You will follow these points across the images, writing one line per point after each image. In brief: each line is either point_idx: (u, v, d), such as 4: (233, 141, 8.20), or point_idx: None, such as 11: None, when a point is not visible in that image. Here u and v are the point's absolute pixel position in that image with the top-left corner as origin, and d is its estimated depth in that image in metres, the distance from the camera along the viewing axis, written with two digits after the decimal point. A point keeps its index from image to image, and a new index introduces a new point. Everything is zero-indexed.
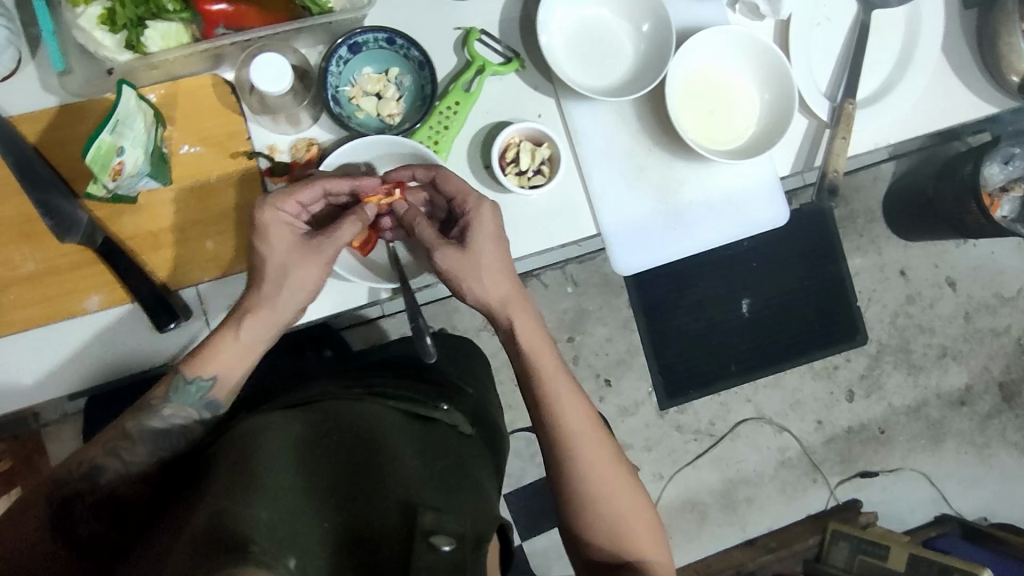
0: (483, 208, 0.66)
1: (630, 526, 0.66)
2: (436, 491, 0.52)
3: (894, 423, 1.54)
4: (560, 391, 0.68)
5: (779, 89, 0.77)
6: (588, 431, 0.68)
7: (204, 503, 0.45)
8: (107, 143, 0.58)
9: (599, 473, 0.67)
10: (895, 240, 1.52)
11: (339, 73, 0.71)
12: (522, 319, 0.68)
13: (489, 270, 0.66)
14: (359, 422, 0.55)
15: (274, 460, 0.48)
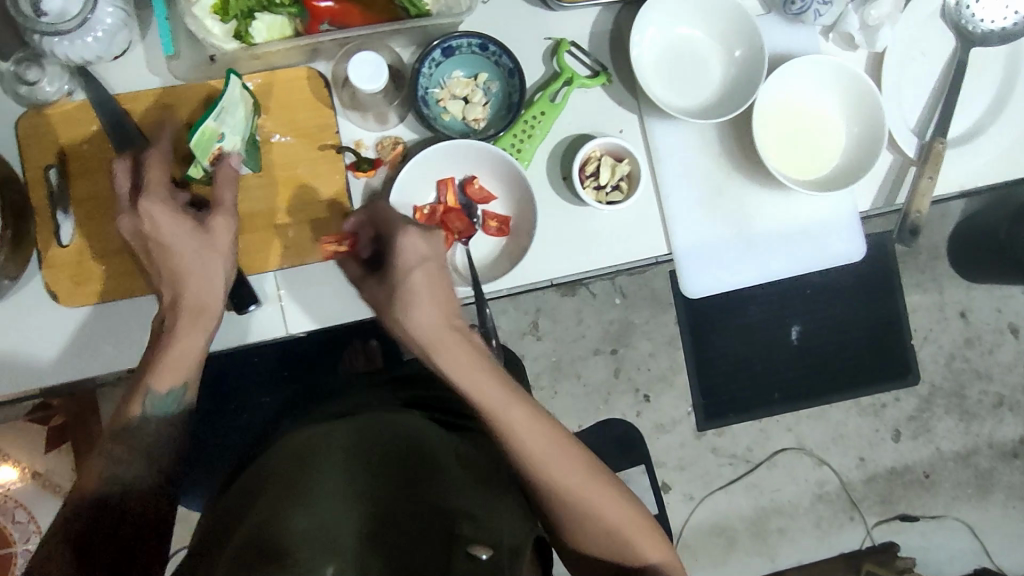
0: (407, 231, 0.59)
1: (627, 532, 0.62)
2: (474, 495, 0.58)
3: (940, 469, 1.49)
4: (515, 417, 0.58)
5: (869, 122, 0.75)
6: (565, 459, 0.59)
7: (257, 510, 0.52)
8: (210, 130, 0.63)
9: (581, 502, 0.60)
10: (958, 280, 1.48)
11: (430, 75, 0.72)
12: (456, 366, 0.57)
13: (426, 315, 0.56)
14: (404, 432, 0.61)
15: (320, 467, 0.55)
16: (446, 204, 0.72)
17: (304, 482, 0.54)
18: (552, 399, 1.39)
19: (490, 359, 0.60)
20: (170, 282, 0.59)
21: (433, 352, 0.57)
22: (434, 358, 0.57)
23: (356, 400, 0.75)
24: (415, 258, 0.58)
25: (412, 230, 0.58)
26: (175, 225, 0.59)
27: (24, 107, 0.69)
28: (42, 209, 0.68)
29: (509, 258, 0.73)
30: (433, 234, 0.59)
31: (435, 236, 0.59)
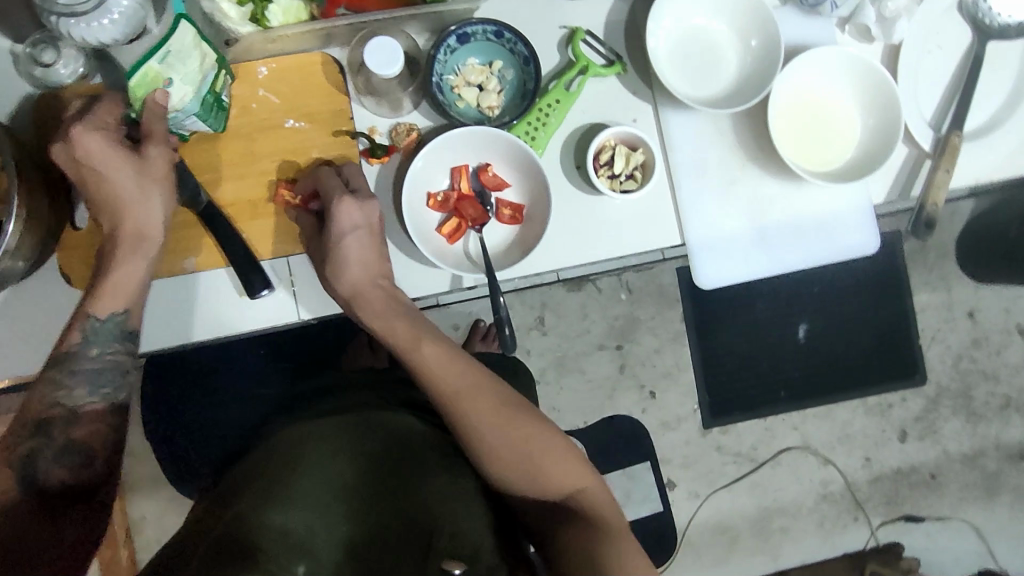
0: (345, 199, 0.67)
1: (544, 467, 0.64)
2: (456, 502, 0.62)
3: (946, 470, 1.48)
4: (424, 352, 0.68)
5: (887, 114, 0.75)
6: (474, 389, 0.66)
7: (237, 506, 0.58)
8: (153, 71, 0.60)
9: (491, 433, 0.64)
10: (966, 280, 1.47)
11: (445, 61, 0.72)
12: (380, 313, 0.69)
13: (359, 266, 0.68)
14: (394, 434, 0.66)
15: (308, 467, 0.61)
16: (460, 191, 0.73)
17: (290, 482, 0.59)
18: (556, 395, 1.39)
19: (409, 305, 0.70)
20: (110, 213, 0.63)
21: (360, 295, 0.68)
22: (355, 305, 0.69)
23: (351, 391, 0.80)
24: (352, 223, 0.67)
25: (346, 198, 0.67)
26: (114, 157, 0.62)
27: (38, 89, 0.69)
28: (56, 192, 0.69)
29: (521, 248, 0.73)
30: (367, 202, 0.68)
31: (365, 200, 0.68)
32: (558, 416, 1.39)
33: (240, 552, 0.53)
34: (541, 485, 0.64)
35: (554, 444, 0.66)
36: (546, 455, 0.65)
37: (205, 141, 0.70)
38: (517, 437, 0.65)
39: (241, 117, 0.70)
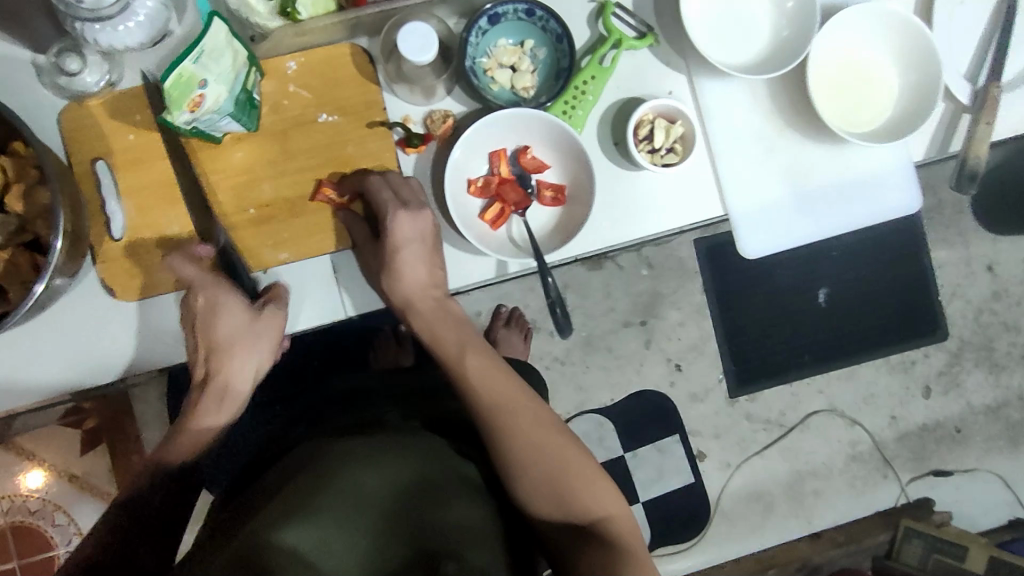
0: (399, 213, 0.66)
1: (575, 489, 0.63)
2: (473, 530, 0.60)
3: (971, 423, 1.48)
4: (470, 365, 0.69)
5: (927, 71, 0.74)
6: (516, 404, 0.67)
7: (254, 520, 0.57)
8: (188, 72, 0.58)
9: (534, 447, 0.65)
10: (984, 234, 1.46)
11: (477, 44, 0.71)
12: (431, 321, 0.70)
13: (414, 277, 0.68)
14: (423, 451, 0.65)
15: (335, 477, 0.60)
16: (500, 175, 0.72)
17: (315, 495, 0.58)
18: (583, 374, 1.37)
19: (460, 315, 0.72)
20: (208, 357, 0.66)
21: (416, 306, 0.69)
22: (408, 313, 0.70)
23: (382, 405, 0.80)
24: (406, 236, 0.67)
25: (402, 213, 0.66)
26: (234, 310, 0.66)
27: (65, 100, 0.67)
28: (94, 203, 0.68)
29: (563, 231, 0.73)
30: (419, 214, 0.67)
31: (422, 214, 0.67)
32: (586, 394, 1.37)
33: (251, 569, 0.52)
34: (570, 508, 0.63)
35: (588, 468, 0.65)
36: (578, 479, 0.64)
37: (238, 141, 0.69)
38: (551, 452, 0.65)
39: (274, 116, 0.69)
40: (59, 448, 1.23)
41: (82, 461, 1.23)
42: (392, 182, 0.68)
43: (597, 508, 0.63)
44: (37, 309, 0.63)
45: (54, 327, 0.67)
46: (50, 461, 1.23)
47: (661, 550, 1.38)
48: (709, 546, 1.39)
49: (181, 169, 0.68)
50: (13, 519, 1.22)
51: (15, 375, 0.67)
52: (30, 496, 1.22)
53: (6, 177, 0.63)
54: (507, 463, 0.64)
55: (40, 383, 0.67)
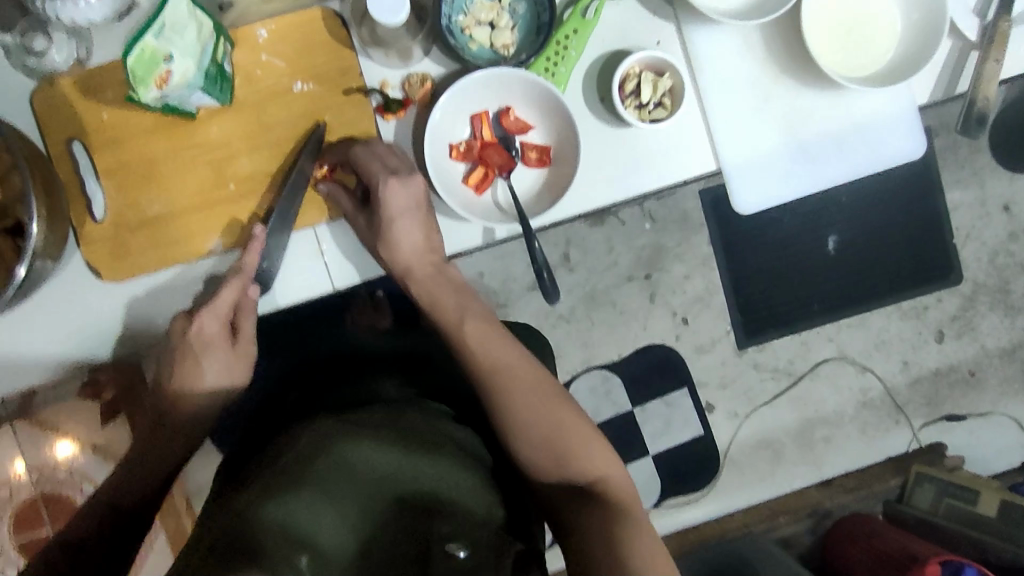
0: (390, 183, 0.64)
1: (573, 449, 0.63)
2: (465, 493, 0.61)
3: (985, 366, 1.46)
4: (470, 330, 0.69)
5: (930, 7, 0.69)
6: (516, 366, 0.67)
7: (245, 498, 0.56)
8: (151, 48, 0.56)
9: (541, 408, 0.65)
10: (1000, 172, 1.41)
11: (452, 1, 0.68)
12: (429, 288, 0.70)
13: (411, 245, 0.68)
14: (409, 426, 0.65)
15: (326, 451, 0.59)
16: (483, 138, 0.70)
17: (307, 470, 0.58)
18: (589, 330, 1.37)
19: (460, 280, 0.71)
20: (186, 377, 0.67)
21: (410, 273, 0.69)
22: (407, 280, 0.70)
23: (372, 378, 0.80)
24: (400, 206, 0.66)
25: (391, 179, 0.65)
26: (214, 344, 0.67)
27: (35, 81, 0.66)
28: (72, 183, 0.67)
29: (550, 194, 0.71)
30: (411, 181, 0.65)
31: (412, 181, 0.66)
32: (592, 351, 1.37)
33: (242, 545, 0.51)
34: (568, 469, 0.63)
35: (586, 430, 0.65)
36: (576, 442, 0.64)
37: (213, 115, 0.67)
38: (552, 413, 0.65)
39: (249, 87, 0.67)
40: (81, 420, 1.24)
41: (106, 432, 1.26)
42: (377, 151, 0.66)
43: (595, 468, 0.63)
44: (22, 294, 0.63)
45: (44, 309, 0.68)
46: (76, 433, 1.25)
47: (671, 501, 1.40)
48: (719, 495, 1.41)
49: (158, 146, 0.67)
50: (43, 488, 1.28)
51: (10, 358, 0.68)
52: (59, 465, 1.26)
53: None
54: (509, 426, 0.65)
55: (37, 365, 0.68)
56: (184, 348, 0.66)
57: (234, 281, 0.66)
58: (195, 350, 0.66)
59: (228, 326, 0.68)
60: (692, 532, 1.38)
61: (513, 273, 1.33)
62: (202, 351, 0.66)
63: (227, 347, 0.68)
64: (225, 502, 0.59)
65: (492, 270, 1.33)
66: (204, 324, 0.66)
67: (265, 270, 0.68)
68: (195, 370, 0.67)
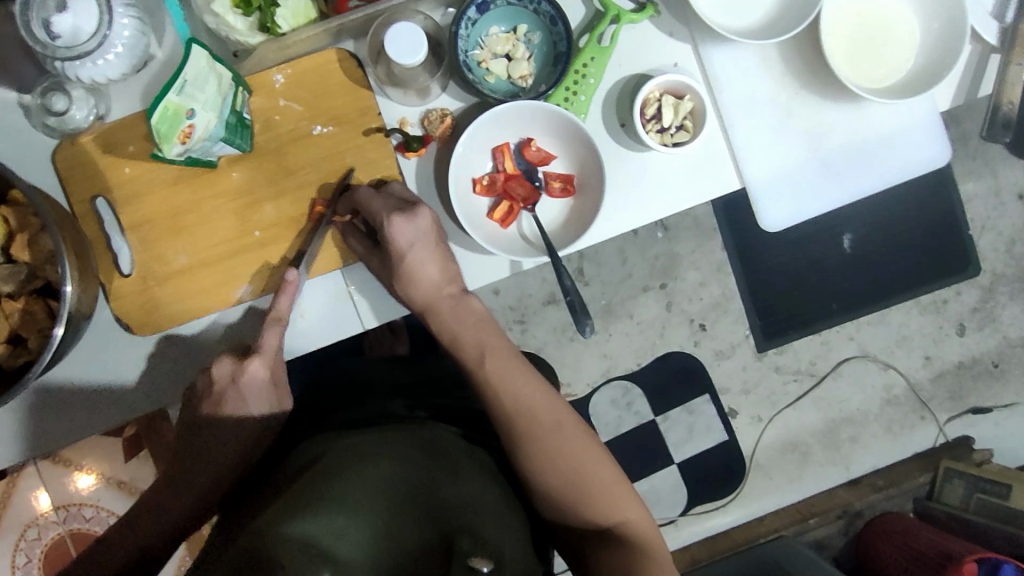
0: (395, 219, 0.63)
1: (593, 488, 0.63)
2: (486, 510, 0.61)
3: (1009, 357, 1.43)
4: (490, 368, 0.66)
5: (950, 15, 0.69)
6: (538, 403, 0.65)
7: (263, 518, 0.54)
8: (173, 106, 0.55)
9: (566, 449, 0.63)
10: (1013, 161, 1.39)
11: (467, 36, 0.68)
12: (450, 325, 0.67)
13: (428, 278, 0.65)
14: (425, 449, 0.65)
15: (340, 476, 0.59)
16: (507, 171, 0.70)
17: (324, 491, 0.56)
18: (608, 341, 1.36)
19: (482, 312, 0.68)
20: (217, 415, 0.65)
21: (430, 308, 0.66)
22: (428, 315, 0.67)
23: (384, 396, 0.79)
24: (408, 240, 0.64)
25: (396, 217, 0.63)
26: (260, 394, 0.66)
27: (56, 138, 0.66)
28: (98, 240, 0.67)
29: (576, 224, 0.71)
30: (417, 215, 0.64)
31: (420, 216, 0.64)
32: (611, 362, 1.36)
33: None
34: (588, 512, 0.63)
35: (609, 468, 0.65)
36: (600, 482, 0.63)
37: (232, 161, 0.67)
38: (578, 451, 0.64)
39: (268, 133, 0.67)
40: (105, 457, 1.25)
41: (128, 468, 1.26)
42: (380, 193, 0.65)
43: (615, 511, 0.63)
44: (59, 356, 0.63)
45: (80, 363, 0.68)
46: (99, 467, 1.26)
47: (698, 508, 1.38)
48: (747, 500, 1.39)
49: (180, 198, 0.67)
50: (70, 526, 1.26)
51: (47, 416, 0.68)
52: (83, 503, 1.26)
53: (10, 227, 0.63)
54: (529, 465, 0.63)
55: (77, 423, 0.68)
56: (234, 393, 0.64)
57: (277, 326, 0.65)
58: (242, 395, 0.64)
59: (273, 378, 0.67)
60: (723, 539, 1.36)
61: (529, 289, 1.33)
62: (249, 398, 0.65)
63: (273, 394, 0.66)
64: (239, 525, 0.57)
65: (507, 288, 1.33)
66: (255, 371, 0.64)
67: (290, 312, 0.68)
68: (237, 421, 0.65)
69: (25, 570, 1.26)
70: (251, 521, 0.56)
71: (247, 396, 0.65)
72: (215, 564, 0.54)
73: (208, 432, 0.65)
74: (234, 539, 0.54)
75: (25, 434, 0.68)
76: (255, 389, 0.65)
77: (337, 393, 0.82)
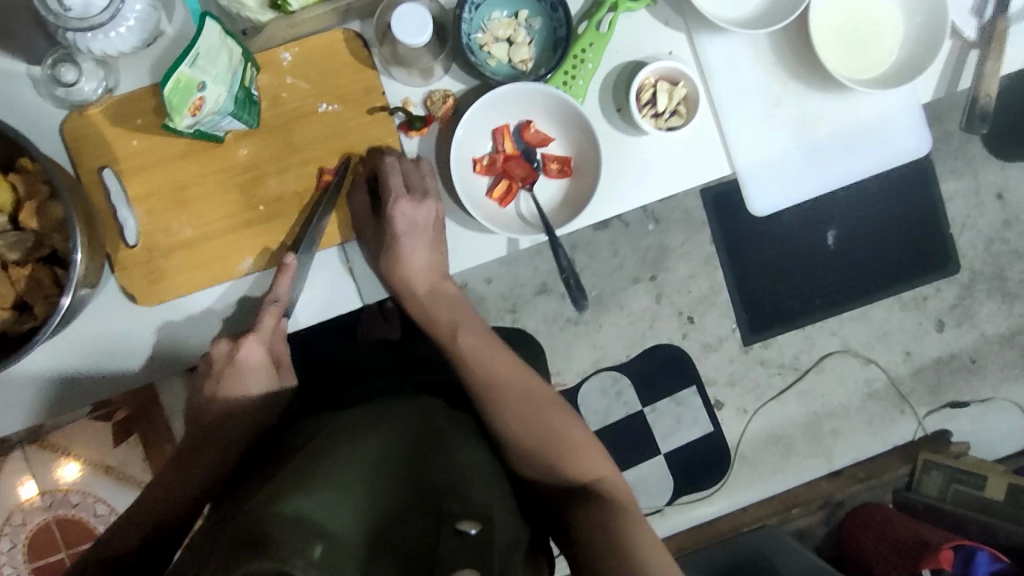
0: (401, 203, 0.67)
1: (565, 453, 0.65)
2: (479, 478, 0.61)
3: (986, 352, 1.47)
4: (466, 344, 0.71)
5: (933, 9, 0.72)
6: (509, 374, 0.69)
7: (255, 496, 0.54)
8: (185, 78, 0.57)
9: (540, 413, 0.67)
10: (992, 161, 1.43)
11: (471, 19, 0.70)
12: (424, 305, 0.73)
13: (414, 261, 0.70)
14: (415, 423, 0.65)
15: (332, 454, 0.58)
16: (506, 151, 0.72)
17: (314, 469, 0.56)
18: (598, 332, 1.38)
19: (453, 294, 0.73)
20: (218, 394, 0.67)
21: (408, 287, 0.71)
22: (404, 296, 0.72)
23: (375, 377, 0.80)
24: (404, 225, 0.68)
25: (403, 200, 0.67)
26: (257, 370, 0.67)
27: (65, 110, 0.68)
28: (105, 210, 0.69)
29: (571, 206, 0.73)
30: (422, 206, 0.67)
31: (427, 205, 0.68)
32: (601, 352, 1.39)
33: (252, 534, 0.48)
34: (563, 472, 0.64)
35: (582, 436, 0.67)
36: (573, 445, 0.66)
37: (239, 136, 0.69)
38: (549, 419, 0.67)
39: (274, 110, 0.69)
40: (93, 443, 1.25)
41: (116, 454, 1.26)
42: (404, 166, 0.68)
43: (591, 471, 0.64)
44: (64, 322, 0.65)
45: (85, 333, 0.69)
46: (84, 455, 1.25)
47: (684, 498, 1.41)
48: (731, 491, 1.42)
49: (187, 171, 0.69)
50: (56, 512, 1.26)
51: (50, 385, 0.69)
52: (69, 489, 1.26)
53: (18, 195, 0.64)
54: (508, 433, 0.67)
55: (78, 392, 0.70)
56: (230, 372, 0.66)
57: (273, 307, 0.66)
58: (242, 373, 0.66)
59: (270, 359, 0.68)
60: (707, 528, 1.39)
61: (521, 279, 1.35)
62: (247, 374, 0.67)
63: (271, 374, 0.68)
64: (233, 502, 0.57)
65: (500, 277, 1.34)
66: (251, 350, 0.66)
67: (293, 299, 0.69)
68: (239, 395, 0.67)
69: (9, 555, 1.26)
70: (244, 498, 0.56)
71: (246, 372, 0.67)
72: (210, 537, 0.53)
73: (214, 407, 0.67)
74: (227, 517, 0.54)
75: (26, 404, 0.69)
76: (254, 368, 0.67)
77: (328, 382, 0.82)
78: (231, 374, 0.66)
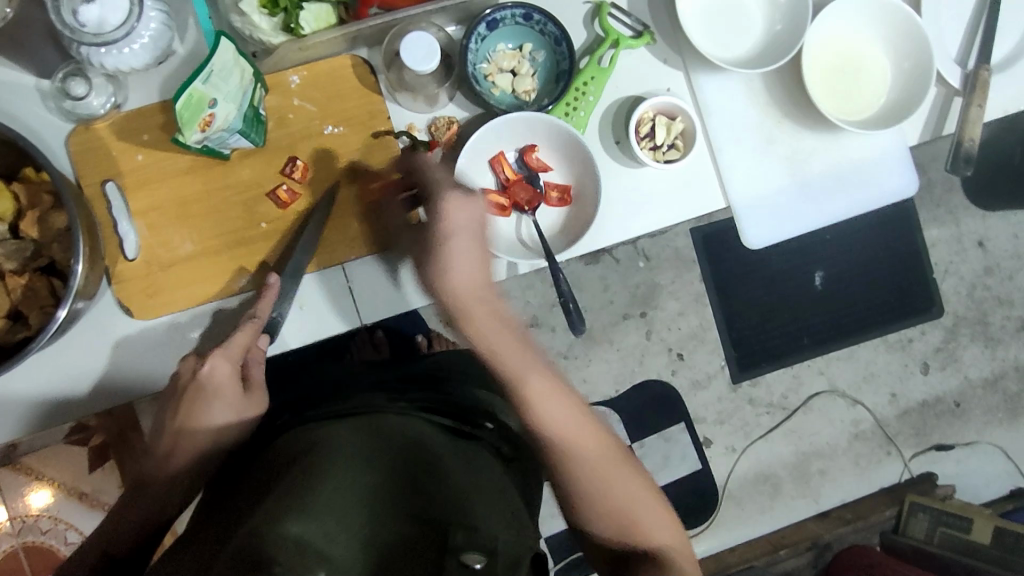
0: (452, 196, 0.64)
1: (633, 516, 0.66)
2: (482, 504, 0.59)
3: (970, 397, 1.48)
4: (535, 384, 0.65)
5: (919, 57, 0.75)
6: (572, 430, 0.65)
7: (254, 515, 0.52)
8: (198, 93, 0.59)
9: (602, 485, 0.65)
10: (974, 210, 1.47)
11: (476, 50, 0.73)
12: (481, 330, 0.66)
13: (464, 269, 0.65)
14: (416, 438, 0.64)
15: (329, 472, 0.57)
16: (508, 178, 0.73)
17: (312, 487, 0.54)
18: (587, 366, 1.37)
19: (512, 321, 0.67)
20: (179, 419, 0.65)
21: (463, 303, 0.65)
22: (463, 320, 0.66)
23: (366, 389, 0.78)
24: (460, 217, 0.65)
25: (457, 193, 0.64)
26: (223, 391, 0.65)
27: (72, 123, 0.68)
28: (106, 222, 0.69)
29: (568, 234, 0.75)
30: (473, 199, 0.65)
31: (476, 199, 0.65)
32: (590, 387, 1.37)
33: (250, 561, 0.46)
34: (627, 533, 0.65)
35: (644, 496, 0.67)
36: (639, 510, 0.66)
37: (243, 154, 0.69)
38: (613, 479, 0.66)
39: (280, 131, 0.70)
40: (67, 467, 1.22)
41: (90, 479, 1.22)
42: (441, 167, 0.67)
43: (647, 534, 0.66)
44: (57, 333, 0.64)
45: (74, 347, 0.68)
46: (59, 480, 1.22)
47: None
48: (719, 529, 1.40)
49: (191, 187, 0.69)
50: (24, 539, 1.21)
51: (35, 399, 0.68)
52: (39, 515, 1.21)
53: (20, 204, 0.65)
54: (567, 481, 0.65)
55: (62, 407, 0.68)
56: (193, 389, 0.65)
57: (249, 325, 0.66)
58: (204, 392, 0.64)
59: (239, 376, 0.67)
60: None
61: (511, 312, 1.34)
62: (211, 393, 0.65)
63: (238, 391, 0.66)
64: (229, 520, 0.55)
65: None
66: (215, 366, 0.65)
67: (275, 319, 0.69)
68: (206, 418, 0.64)
69: None
70: (240, 516, 0.54)
71: (213, 396, 0.65)
72: (207, 557, 0.51)
73: (177, 428, 0.65)
74: (224, 538, 0.53)
75: (8, 418, 0.68)
76: (221, 391, 0.65)
77: (319, 392, 0.81)
78: (199, 396, 0.64)
